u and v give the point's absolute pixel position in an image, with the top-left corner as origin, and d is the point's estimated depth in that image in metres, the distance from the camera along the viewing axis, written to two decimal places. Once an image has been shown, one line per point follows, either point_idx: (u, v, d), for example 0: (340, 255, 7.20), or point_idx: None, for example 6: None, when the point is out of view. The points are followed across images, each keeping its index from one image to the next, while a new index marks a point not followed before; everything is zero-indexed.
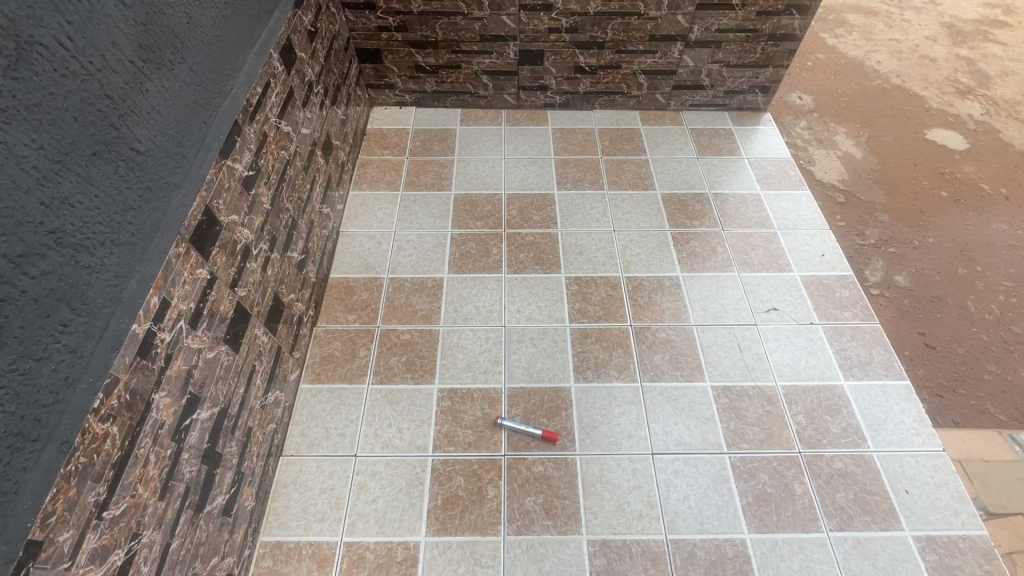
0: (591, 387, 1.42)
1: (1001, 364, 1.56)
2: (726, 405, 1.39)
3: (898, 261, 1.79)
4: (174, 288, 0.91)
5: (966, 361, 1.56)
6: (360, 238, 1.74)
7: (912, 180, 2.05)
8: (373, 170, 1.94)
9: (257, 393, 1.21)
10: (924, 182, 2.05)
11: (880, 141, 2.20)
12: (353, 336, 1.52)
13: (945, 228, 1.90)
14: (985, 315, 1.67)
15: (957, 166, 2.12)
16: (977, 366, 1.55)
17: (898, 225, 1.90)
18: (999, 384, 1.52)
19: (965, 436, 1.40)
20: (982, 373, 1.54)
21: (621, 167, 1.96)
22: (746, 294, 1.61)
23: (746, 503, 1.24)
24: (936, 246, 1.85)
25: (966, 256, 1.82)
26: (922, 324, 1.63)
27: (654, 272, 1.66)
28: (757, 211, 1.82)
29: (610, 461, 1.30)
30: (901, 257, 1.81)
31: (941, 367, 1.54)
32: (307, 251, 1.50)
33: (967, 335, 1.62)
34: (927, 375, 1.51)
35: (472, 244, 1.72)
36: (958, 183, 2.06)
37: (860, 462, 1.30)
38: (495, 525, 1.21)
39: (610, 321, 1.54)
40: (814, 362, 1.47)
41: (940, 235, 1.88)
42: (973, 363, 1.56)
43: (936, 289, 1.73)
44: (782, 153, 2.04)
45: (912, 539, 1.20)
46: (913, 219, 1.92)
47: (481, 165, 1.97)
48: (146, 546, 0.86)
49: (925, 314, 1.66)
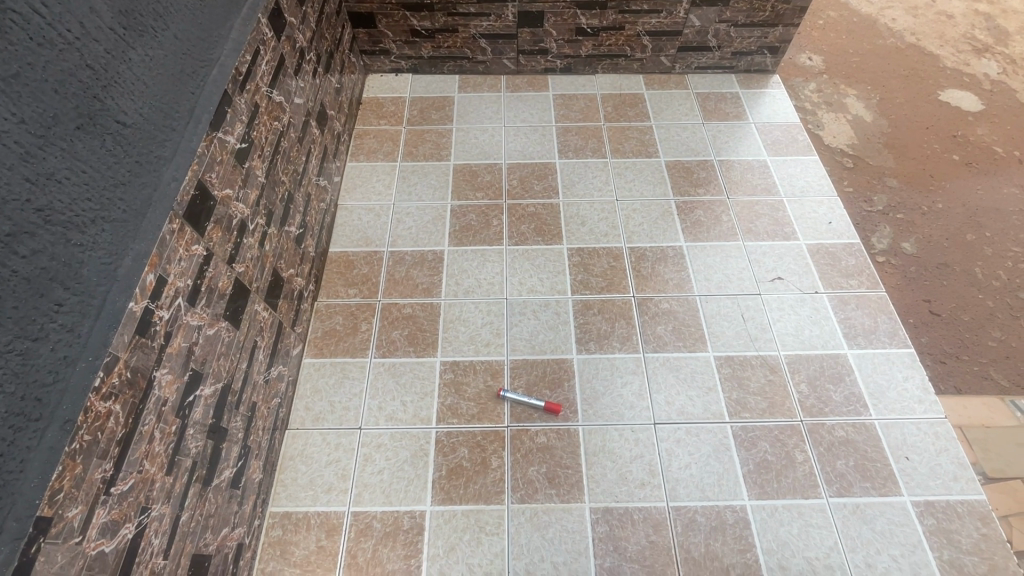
0: (593, 359, 1.41)
1: (1006, 330, 1.55)
2: (730, 375, 1.39)
3: (905, 228, 1.76)
4: (170, 265, 0.90)
5: (971, 328, 1.55)
6: (358, 211, 1.72)
7: (924, 144, 2.00)
8: (371, 140, 1.90)
9: (260, 368, 1.22)
10: (935, 146, 1.99)
11: (892, 103, 2.13)
12: (354, 310, 1.52)
13: (954, 193, 1.86)
14: (992, 280, 1.65)
15: (970, 129, 2.05)
16: (982, 333, 1.54)
17: (907, 190, 1.86)
18: (1002, 350, 1.51)
19: (967, 402, 1.40)
20: (986, 340, 1.53)
21: (625, 134, 1.91)
22: (751, 263, 1.59)
23: (747, 471, 1.25)
24: (945, 211, 1.81)
25: (975, 222, 1.79)
26: (927, 291, 1.61)
27: (657, 242, 1.63)
28: (764, 178, 1.78)
29: (612, 431, 1.31)
30: (908, 223, 1.77)
31: (945, 334, 1.53)
32: (305, 225, 1.48)
33: (973, 302, 1.60)
34: (931, 342, 1.50)
35: (472, 215, 1.70)
36: (970, 146, 2.00)
37: (862, 429, 1.31)
38: (498, 494, 1.23)
39: (613, 292, 1.53)
40: (819, 332, 1.46)
41: (949, 200, 1.84)
42: (977, 329, 1.55)
43: (943, 256, 1.70)
44: (790, 117, 1.98)
45: (911, 504, 1.21)
46: (922, 184, 1.88)
47: (481, 134, 1.92)
48: (158, 519, 0.87)
49: (930, 281, 1.64)
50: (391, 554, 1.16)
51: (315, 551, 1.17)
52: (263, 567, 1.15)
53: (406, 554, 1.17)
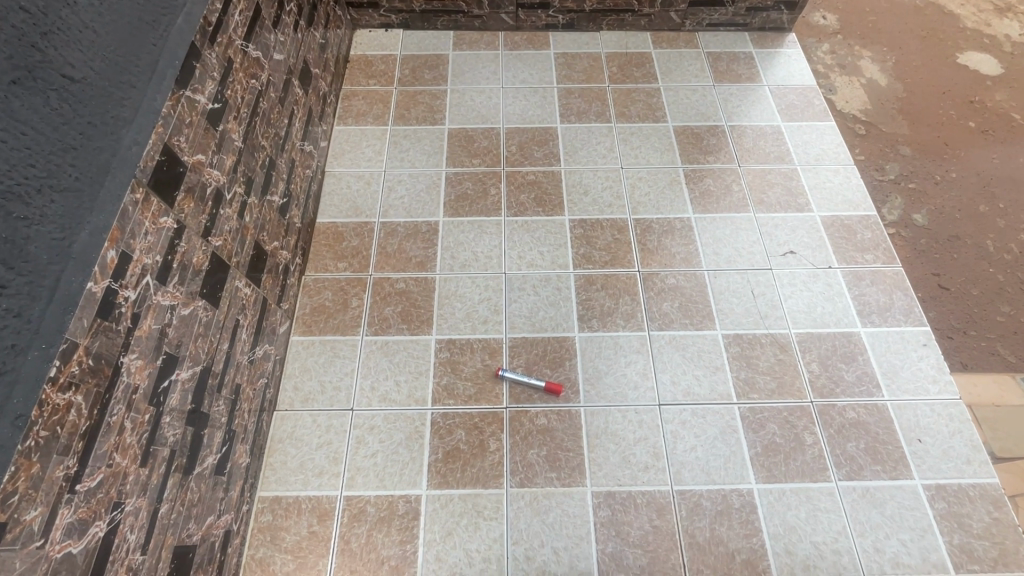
0: (596, 337, 1.35)
1: (1016, 305, 1.49)
2: (738, 354, 1.33)
3: (917, 198, 1.68)
4: (134, 240, 0.81)
5: (981, 302, 1.49)
6: (347, 179, 1.61)
7: (939, 109, 1.90)
8: (359, 102, 1.77)
9: (243, 348, 1.14)
10: (951, 111, 1.89)
11: (908, 66, 2.01)
12: (344, 285, 1.43)
13: (968, 161, 1.77)
14: (1004, 254, 1.58)
15: (988, 94, 1.95)
16: (992, 308, 1.49)
17: (921, 159, 1.77)
18: (1011, 326, 1.46)
19: (977, 380, 1.35)
20: (996, 315, 1.47)
21: (630, 97, 1.79)
22: (763, 236, 1.51)
23: (754, 454, 1.21)
24: (959, 180, 1.73)
25: (989, 192, 1.71)
26: (936, 265, 1.54)
27: (664, 213, 1.55)
28: (777, 145, 1.69)
29: (614, 413, 1.25)
30: (921, 193, 1.69)
31: (954, 309, 1.47)
32: (290, 193, 1.38)
33: (984, 276, 1.54)
34: (940, 317, 1.44)
35: (468, 184, 1.60)
36: (988, 113, 1.90)
37: (873, 411, 1.26)
38: (497, 477, 1.18)
39: (617, 266, 1.45)
40: (831, 309, 1.40)
41: (963, 168, 1.76)
42: (987, 304, 1.49)
43: (955, 228, 1.62)
44: (806, 79, 1.86)
45: (922, 488, 1.17)
46: (935, 151, 1.79)
47: (477, 95, 1.80)
48: (133, 514, 0.81)
49: (939, 254, 1.57)
50: (385, 540, 1.13)
51: (306, 537, 1.13)
52: (253, 553, 1.11)
53: (401, 539, 1.13)
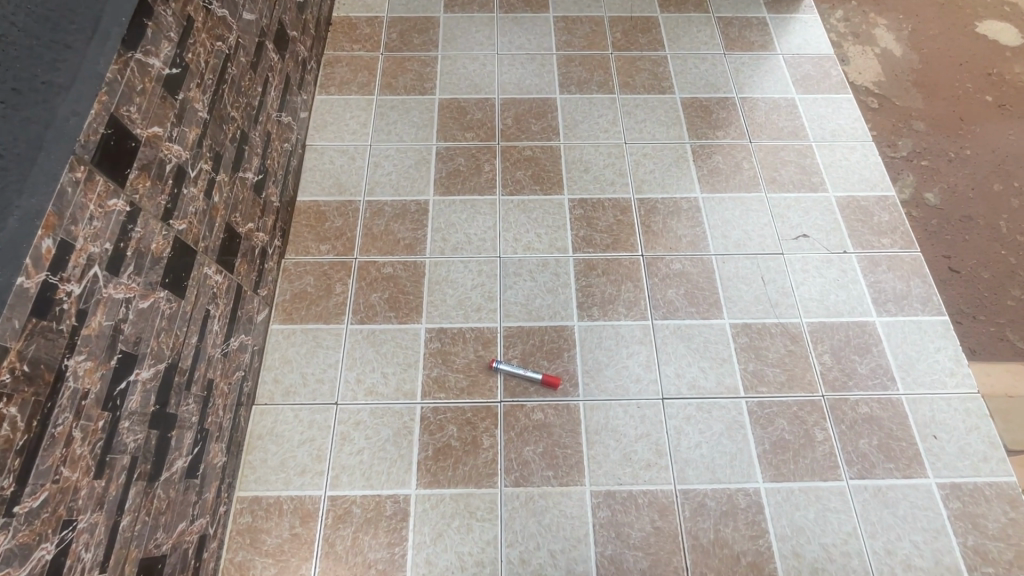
0: (596, 326, 1.27)
1: None
2: (747, 345, 1.25)
3: (930, 177, 1.58)
4: (77, 227, 0.71)
5: (991, 286, 1.41)
6: (330, 153, 1.50)
7: (956, 83, 1.78)
8: (343, 69, 1.64)
9: (216, 341, 1.05)
10: (968, 85, 1.78)
11: (925, 35, 1.88)
12: (327, 269, 1.34)
13: (982, 138, 1.67)
14: (1017, 237, 1.49)
15: (1007, 66, 1.83)
16: (1003, 291, 1.41)
17: (934, 135, 1.66)
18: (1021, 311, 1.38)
19: (991, 369, 1.28)
20: (1005, 300, 1.40)
21: (635, 65, 1.67)
22: (774, 218, 1.42)
23: (762, 451, 1.15)
24: (973, 158, 1.63)
25: (1004, 170, 1.61)
26: (946, 247, 1.46)
27: (670, 192, 1.45)
28: (791, 119, 1.58)
29: (615, 408, 1.18)
30: (933, 171, 1.59)
31: (962, 293, 1.39)
32: (266, 170, 1.27)
33: (994, 258, 1.46)
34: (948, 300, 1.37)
35: (461, 159, 1.49)
36: (1006, 86, 1.78)
37: (887, 405, 1.20)
38: (490, 476, 1.12)
39: (619, 250, 1.36)
40: (845, 297, 1.32)
41: (977, 145, 1.66)
42: (997, 288, 1.41)
43: (968, 208, 1.53)
44: (823, 48, 1.74)
45: (937, 487, 1.12)
46: (948, 126, 1.69)
47: (471, 62, 1.66)
48: (88, 530, 0.74)
49: (950, 235, 1.48)
50: (372, 542, 1.06)
51: (288, 539, 1.06)
52: (232, 557, 1.05)
53: (389, 542, 1.06)
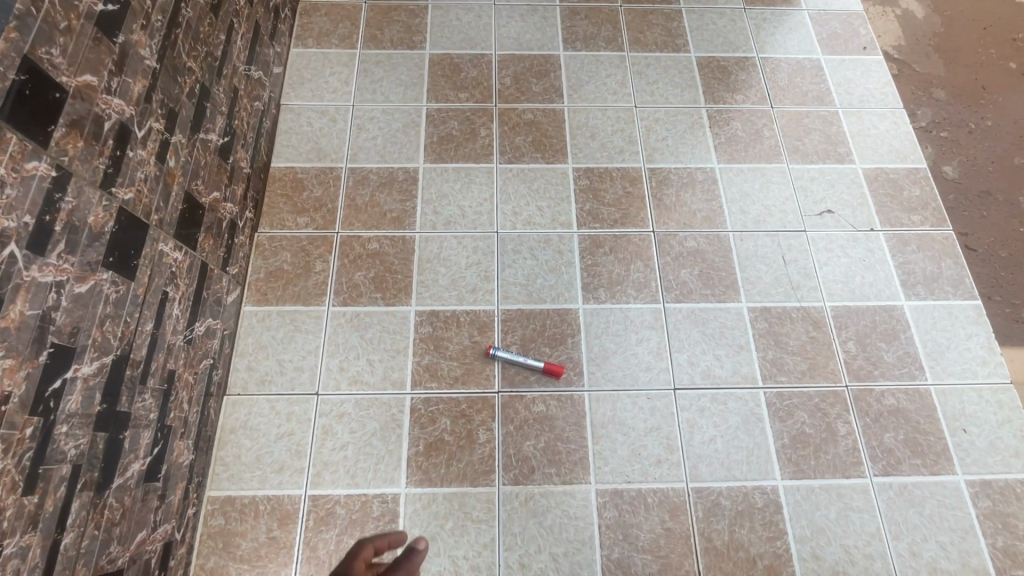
0: (603, 310, 1.16)
1: None
2: (766, 330, 1.15)
3: (948, 149, 1.47)
4: None
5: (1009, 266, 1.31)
6: (308, 114, 1.34)
7: (980, 47, 1.63)
8: (321, 19, 1.46)
9: (177, 327, 0.93)
10: (992, 51, 1.63)
11: None
12: (305, 244, 1.20)
13: (1005, 108, 1.53)
14: None
15: None
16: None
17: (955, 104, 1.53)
18: None
19: (1019, 355, 1.20)
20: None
21: (647, 20, 1.51)
22: (797, 191, 1.30)
23: (781, 446, 1.06)
24: (995, 128, 1.50)
25: None
26: (963, 223, 1.36)
27: (684, 162, 1.32)
28: (816, 82, 1.44)
29: (623, 399, 1.09)
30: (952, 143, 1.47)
31: (978, 272, 1.30)
32: (233, 131, 1.12)
33: (1015, 236, 1.35)
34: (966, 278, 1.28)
35: (454, 123, 1.34)
36: None
37: (915, 397, 1.11)
38: (487, 474, 1.02)
39: (629, 225, 1.24)
40: (872, 279, 1.21)
41: (1001, 116, 1.52)
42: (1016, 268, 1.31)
43: (987, 183, 1.42)
44: (851, 3, 1.58)
45: (966, 484, 1.05)
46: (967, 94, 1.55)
47: (465, 13, 1.49)
48: (20, 554, 0.63)
49: (968, 210, 1.38)
50: None
51: (265, 543, 0.97)
52: (203, 562, 0.95)
53: None
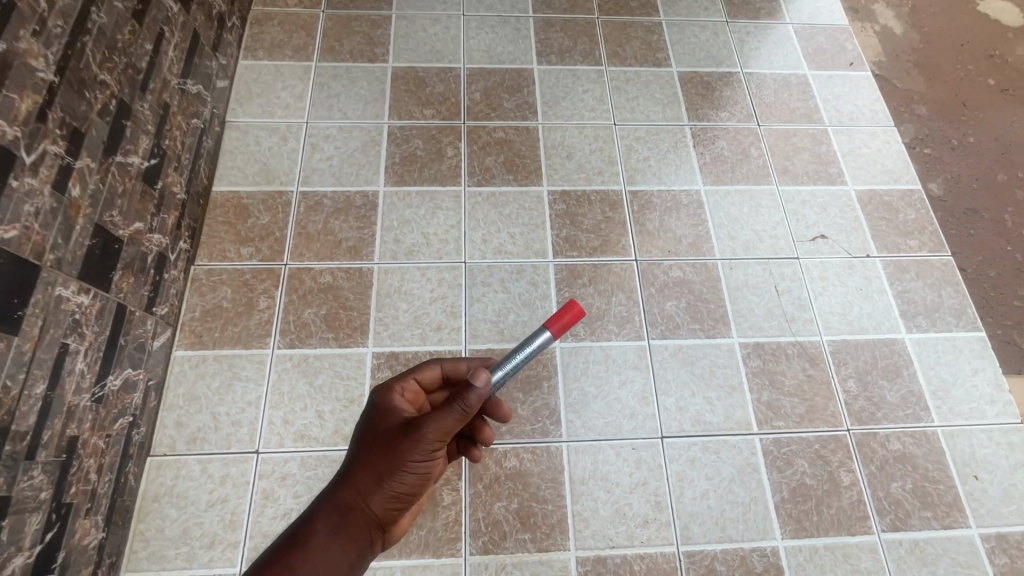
0: (582, 349, 1.05)
1: None
2: (759, 369, 1.05)
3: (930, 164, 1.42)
4: None
5: (998, 286, 1.28)
6: (257, 133, 1.21)
7: (963, 61, 1.58)
8: (274, 30, 1.34)
9: (80, 384, 0.78)
10: (975, 63, 1.57)
11: (934, 7, 1.66)
12: (248, 279, 1.07)
13: (994, 123, 1.48)
14: None
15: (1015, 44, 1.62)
16: (1008, 292, 1.27)
17: (945, 117, 1.48)
18: None
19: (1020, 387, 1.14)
20: (1014, 300, 1.27)
21: (625, 33, 1.41)
22: (787, 215, 1.21)
23: (780, 500, 0.96)
24: (980, 143, 1.46)
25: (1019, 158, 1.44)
26: (953, 243, 1.32)
27: (667, 184, 1.22)
28: (804, 99, 1.36)
29: (605, 450, 0.97)
30: (937, 160, 1.43)
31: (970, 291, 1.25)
32: (162, 152, 0.98)
33: (1003, 254, 1.31)
34: None
35: (418, 142, 1.23)
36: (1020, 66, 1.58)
37: (922, 441, 1.02)
38: (453, 542, 0.90)
39: (609, 254, 1.14)
40: (870, 309, 1.13)
41: (983, 132, 1.47)
42: (1005, 287, 1.28)
43: (973, 200, 1.38)
44: (837, 18, 1.51)
45: (981, 539, 0.95)
46: (952, 112, 1.50)
47: (430, 24, 1.38)
48: None
49: (954, 228, 1.33)
50: None
51: None
52: None
53: None
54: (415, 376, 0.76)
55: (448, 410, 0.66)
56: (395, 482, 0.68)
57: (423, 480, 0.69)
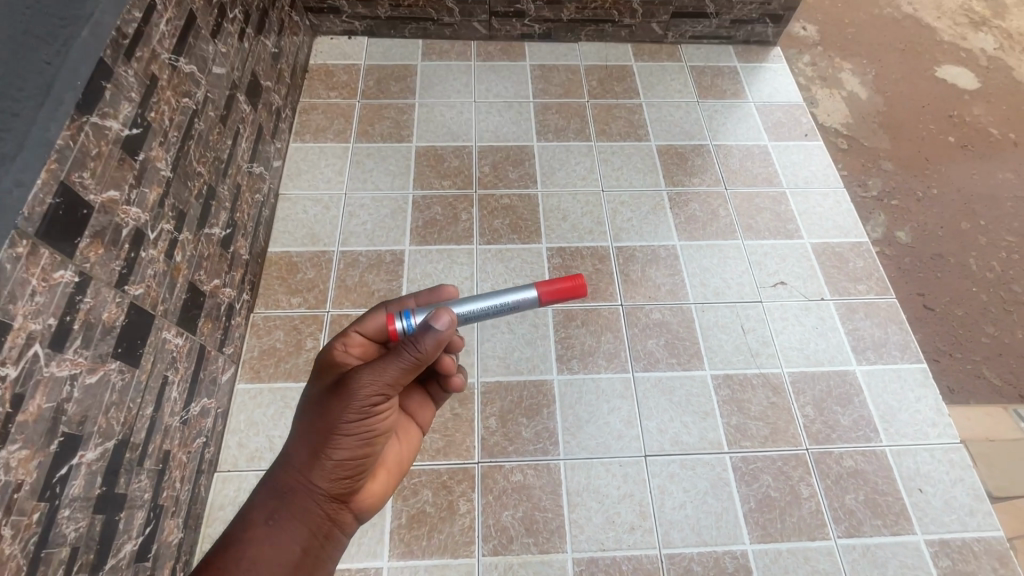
0: (576, 381, 1.24)
1: (1000, 325, 1.45)
2: (728, 397, 1.23)
3: (900, 216, 1.61)
4: (15, 305, 0.67)
5: (965, 323, 1.44)
6: (304, 203, 1.46)
7: (918, 124, 1.81)
8: (318, 117, 1.62)
9: (174, 408, 0.99)
10: (931, 126, 1.81)
11: (888, 80, 1.92)
12: (297, 324, 1.29)
13: (950, 177, 1.70)
14: (987, 273, 1.53)
15: (966, 107, 1.87)
16: (977, 328, 1.43)
17: (903, 175, 1.70)
18: (997, 347, 1.41)
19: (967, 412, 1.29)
20: (981, 335, 1.43)
21: (610, 113, 1.68)
22: (752, 265, 1.42)
23: (748, 509, 1.11)
24: (941, 197, 1.66)
25: (971, 209, 1.64)
26: (922, 284, 1.49)
27: (648, 240, 1.44)
28: (765, 166, 1.60)
29: (596, 467, 1.14)
30: (903, 210, 1.62)
31: (939, 331, 1.41)
32: (234, 223, 1.23)
33: (968, 296, 1.48)
34: (926, 339, 1.39)
35: (437, 208, 1.47)
36: (968, 128, 1.82)
37: (871, 458, 1.18)
38: (468, 545, 1.06)
39: (598, 300, 1.34)
40: (825, 345, 1.31)
41: (944, 185, 1.68)
42: (972, 325, 1.44)
43: (939, 247, 1.56)
44: (792, 96, 1.77)
45: (925, 543, 1.10)
46: (916, 167, 1.71)
47: (447, 110, 1.66)
48: None
49: (925, 272, 1.51)
50: None
51: None
52: None
53: None
54: (357, 333, 0.81)
55: (364, 371, 0.69)
56: (325, 452, 0.72)
57: (354, 447, 0.72)
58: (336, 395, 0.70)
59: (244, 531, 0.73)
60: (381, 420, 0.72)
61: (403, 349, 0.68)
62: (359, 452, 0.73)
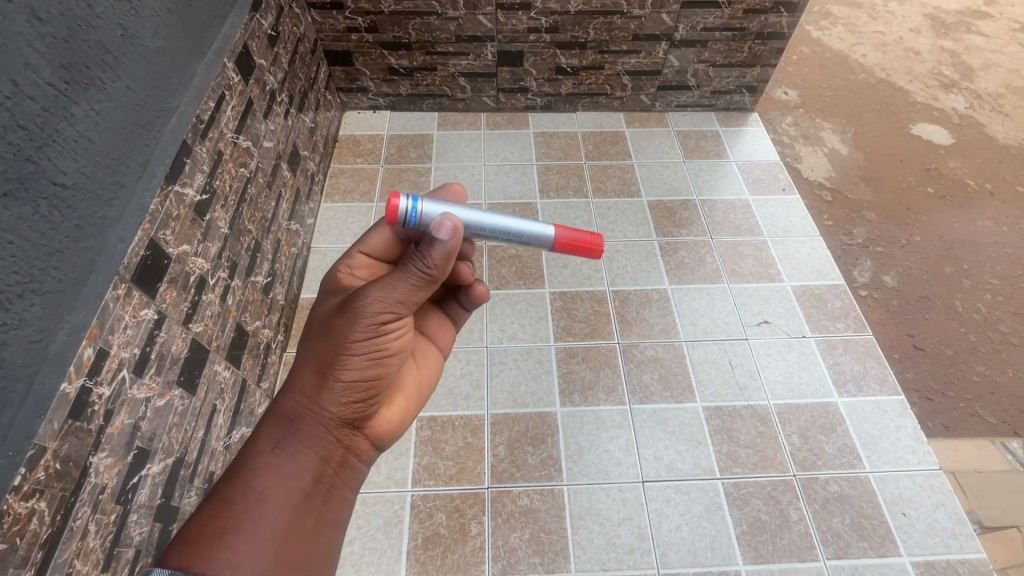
0: (577, 412, 1.35)
1: (988, 364, 1.54)
2: (719, 427, 1.33)
3: (885, 261, 1.75)
4: (113, 335, 0.82)
5: (955, 362, 1.54)
6: (333, 255, 1.64)
7: (898, 177, 1.98)
8: (346, 180, 1.84)
9: (219, 434, 1.12)
10: (911, 178, 1.98)
11: (865, 137, 2.11)
12: None
13: (933, 226, 1.85)
14: (973, 314, 1.64)
15: (943, 161, 2.05)
16: (966, 367, 1.53)
17: (885, 224, 1.84)
18: (987, 385, 1.50)
19: (957, 446, 1.37)
20: (971, 374, 1.52)
21: (606, 172, 1.87)
22: (737, 306, 1.55)
23: (741, 532, 1.19)
24: (923, 244, 1.80)
25: (954, 255, 1.78)
26: (910, 324, 1.60)
27: (642, 285, 1.59)
28: (747, 218, 1.77)
29: (598, 492, 1.24)
30: (888, 256, 1.76)
31: (929, 369, 1.51)
32: (274, 272, 1.40)
33: (956, 337, 1.59)
34: (917, 378, 1.48)
35: None
36: (944, 179, 1.99)
37: (856, 484, 1.26)
38: (478, 564, 1.15)
39: (597, 339, 1.48)
40: (807, 379, 1.42)
41: (926, 233, 1.83)
42: (962, 364, 1.53)
43: (924, 289, 1.69)
44: (770, 155, 1.96)
45: (911, 565, 1.16)
46: (899, 218, 1.86)
47: (461, 172, 1.87)
48: None
49: (915, 315, 1.62)
50: None
51: None
52: None
53: None
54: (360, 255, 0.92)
55: (380, 285, 0.75)
56: (338, 370, 0.76)
57: (366, 362, 0.77)
58: (350, 310, 0.75)
59: (249, 462, 0.73)
60: (388, 339, 0.79)
61: (410, 264, 0.75)
62: (368, 372, 0.78)
